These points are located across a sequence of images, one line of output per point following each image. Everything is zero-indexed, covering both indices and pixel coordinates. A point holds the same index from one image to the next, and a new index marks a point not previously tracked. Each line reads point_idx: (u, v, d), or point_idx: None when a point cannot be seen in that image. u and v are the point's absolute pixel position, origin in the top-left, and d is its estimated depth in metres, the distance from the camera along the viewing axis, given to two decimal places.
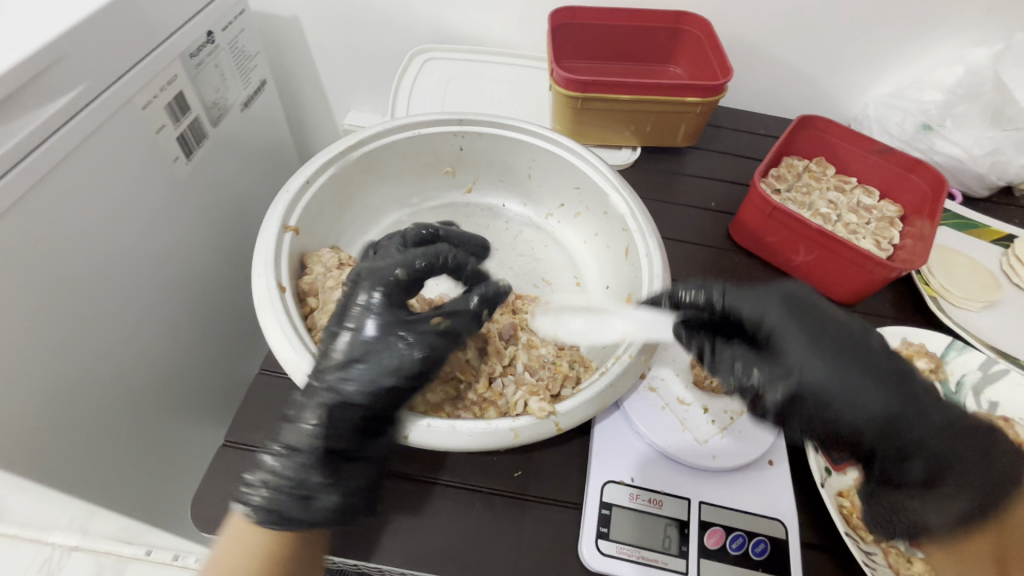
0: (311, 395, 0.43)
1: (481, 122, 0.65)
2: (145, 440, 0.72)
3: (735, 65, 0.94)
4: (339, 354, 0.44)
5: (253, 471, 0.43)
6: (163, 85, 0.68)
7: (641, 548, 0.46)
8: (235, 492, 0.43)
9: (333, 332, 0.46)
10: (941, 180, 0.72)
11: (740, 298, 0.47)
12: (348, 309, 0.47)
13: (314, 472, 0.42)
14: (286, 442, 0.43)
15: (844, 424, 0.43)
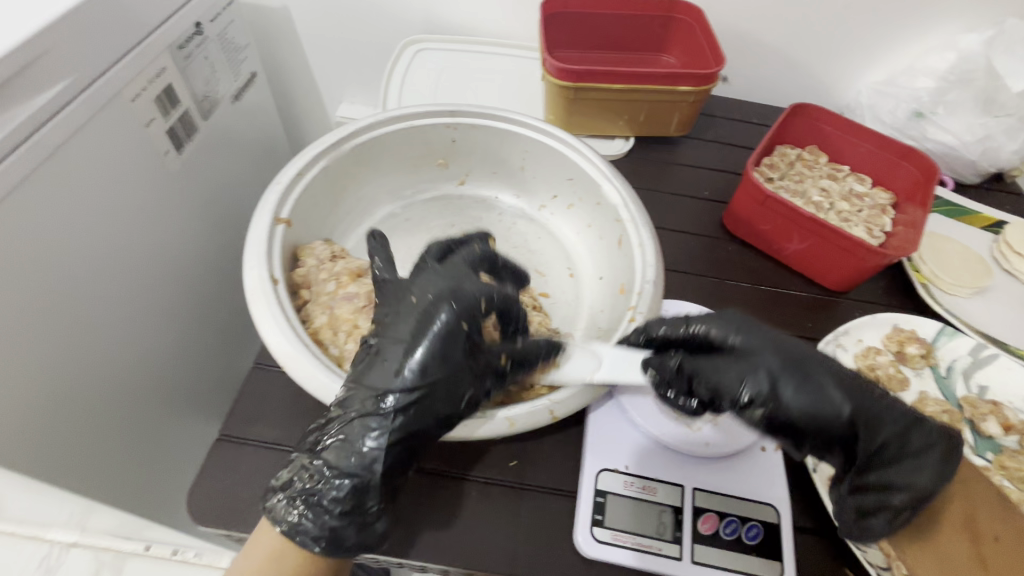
0: (387, 418, 0.41)
1: (474, 113, 0.65)
2: (140, 436, 0.72)
3: (728, 53, 0.94)
4: (410, 380, 0.42)
5: (293, 488, 0.41)
6: (151, 78, 0.67)
7: (635, 535, 0.46)
8: (273, 509, 0.41)
9: (401, 350, 0.43)
10: (932, 168, 0.73)
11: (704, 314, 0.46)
12: (402, 317, 0.44)
13: (372, 497, 0.41)
14: (342, 463, 0.41)
15: (826, 402, 0.41)
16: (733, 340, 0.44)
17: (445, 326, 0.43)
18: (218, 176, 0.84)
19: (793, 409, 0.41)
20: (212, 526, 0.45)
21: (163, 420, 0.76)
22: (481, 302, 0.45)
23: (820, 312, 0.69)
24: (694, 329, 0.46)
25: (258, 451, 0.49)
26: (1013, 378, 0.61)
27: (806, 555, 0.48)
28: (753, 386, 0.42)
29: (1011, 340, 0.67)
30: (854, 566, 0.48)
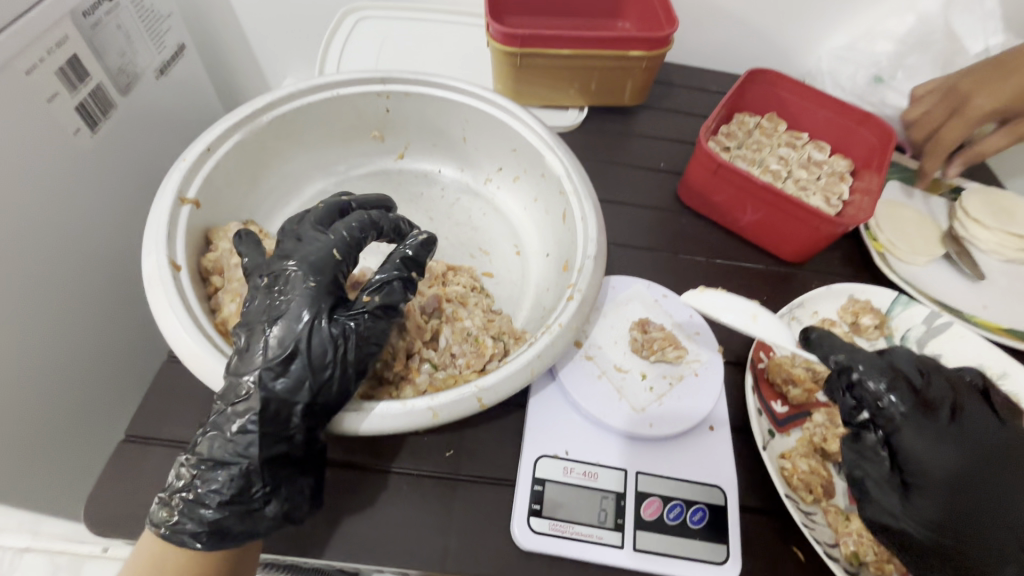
0: (251, 395, 0.38)
1: (407, 80, 0.61)
2: (86, 438, 0.67)
3: (686, 18, 0.90)
4: (273, 349, 0.39)
5: (172, 489, 0.38)
6: (51, 46, 0.59)
7: (574, 524, 0.44)
8: (154, 512, 0.38)
9: (263, 323, 0.40)
10: (889, 133, 0.70)
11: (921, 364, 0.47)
12: (259, 298, 0.42)
13: (256, 480, 0.38)
14: (213, 454, 0.38)
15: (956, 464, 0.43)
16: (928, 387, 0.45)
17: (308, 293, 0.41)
18: (147, 159, 0.77)
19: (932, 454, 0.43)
20: (116, 536, 0.42)
21: (112, 420, 0.71)
22: (333, 254, 0.44)
23: (775, 285, 0.67)
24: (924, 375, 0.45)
25: (169, 452, 0.45)
26: (968, 345, 0.60)
27: (754, 537, 0.46)
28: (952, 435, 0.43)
29: (966, 307, 0.66)
30: (802, 545, 0.46)
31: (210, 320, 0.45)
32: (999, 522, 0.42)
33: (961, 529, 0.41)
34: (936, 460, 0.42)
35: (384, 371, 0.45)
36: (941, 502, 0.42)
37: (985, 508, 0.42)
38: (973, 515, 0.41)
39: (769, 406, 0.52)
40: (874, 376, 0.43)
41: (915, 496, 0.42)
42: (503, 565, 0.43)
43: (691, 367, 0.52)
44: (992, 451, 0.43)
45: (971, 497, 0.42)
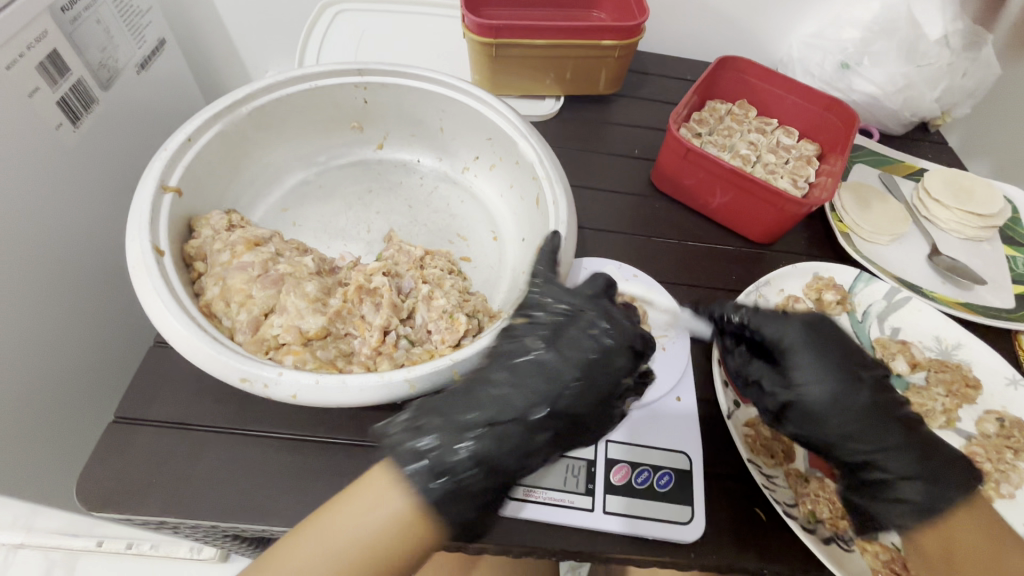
0: (545, 425, 0.40)
1: (383, 72, 0.62)
2: (75, 427, 0.68)
3: (660, 8, 0.92)
4: (573, 390, 0.41)
5: (456, 474, 0.37)
6: (30, 42, 0.59)
7: (547, 489, 0.47)
8: (416, 480, 0.37)
9: (531, 373, 0.41)
10: (853, 117, 0.73)
11: (761, 317, 0.48)
12: (577, 339, 0.43)
13: (496, 489, 0.39)
14: (483, 455, 0.38)
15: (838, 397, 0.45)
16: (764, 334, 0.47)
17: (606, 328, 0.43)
18: (128, 153, 0.78)
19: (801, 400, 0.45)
20: (105, 511, 0.43)
21: (101, 410, 0.73)
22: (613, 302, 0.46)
23: (744, 265, 0.69)
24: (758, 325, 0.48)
25: (156, 430, 0.47)
26: (925, 318, 0.63)
27: (718, 499, 0.49)
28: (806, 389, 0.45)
29: (926, 283, 0.69)
30: (764, 506, 0.49)
31: (194, 302, 0.47)
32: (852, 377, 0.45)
33: (837, 391, 0.45)
34: (792, 341, 0.46)
35: (364, 348, 0.47)
36: (815, 383, 0.45)
37: (836, 374, 0.45)
38: (844, 418, 0.44)
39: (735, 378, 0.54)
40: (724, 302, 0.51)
41: (794, 376, 0.46)
42: (479, 531, 0.45)
43: (661, 341, 0.57)
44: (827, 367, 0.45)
45: (841, 407, 0.44)
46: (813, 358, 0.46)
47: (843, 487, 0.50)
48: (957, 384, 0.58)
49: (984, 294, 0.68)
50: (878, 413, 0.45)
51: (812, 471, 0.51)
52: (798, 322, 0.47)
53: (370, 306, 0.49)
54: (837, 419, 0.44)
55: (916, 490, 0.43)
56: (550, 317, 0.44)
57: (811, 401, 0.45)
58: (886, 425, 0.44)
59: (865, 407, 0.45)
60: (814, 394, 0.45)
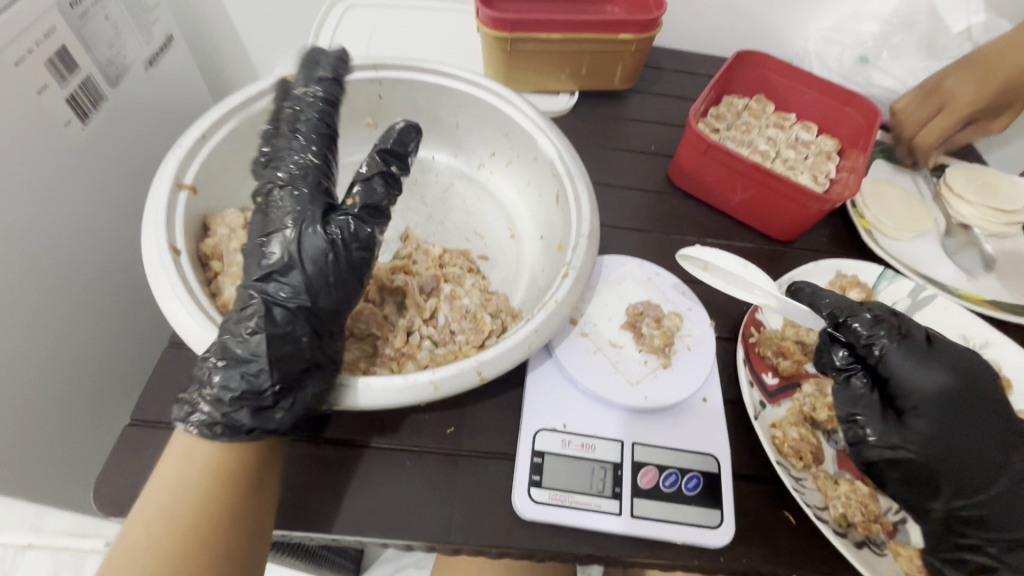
0: (255, 304, 0.40)
1: (398, 67, 0.61)
2: (87, 428, 0.67)
3: (675, 1, 0.90)
4: (273, 259, 0.42)
5: (196, 384, 0.39)
6: (39, 37, 0.58)
7: (574, 493, 0.45)
8: (180, 415, 0.39)
9: (259, 242, 0.43)
10: (875, 112, 0.72)
11: (914, 350, 0.45)
12: (279, 206, 0.44)
13: (268, 384, 0.39)
14: (228, 353, 0.39)
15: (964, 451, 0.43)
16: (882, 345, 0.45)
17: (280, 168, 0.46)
18: (137, 151, 0.77)
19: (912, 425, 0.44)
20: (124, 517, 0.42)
21: (114, 411, 0.72)
22: (311, 162, 0.47)
23: (766, 262, 0.68)
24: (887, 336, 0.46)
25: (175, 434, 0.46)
26: (953, 317, 0.62)
27: (748, 504, 0.48)
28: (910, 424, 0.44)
29: (951, 281, 0.68)
30: (794, 509, 0.48)
31: (211, 303, 0.46)
32: (984, 436, 0.43)
33: (962, 462, 0.43)
34: (921, 381, 0.44)
35: (386, 349, 0.46)
36: (932, 426, 0.43)
37: (969, 428, 0.43)
38: (963, 456, 0.43)
39: (761, 378, 0.54)
40: (861, 313, 0.47)
41: (919, 424, 0.44)
42: (505, 536, 0.44)
43: (684, 342, 0.54)
44: (966, 416, 0.43)
45: (958, 431, 0.43)
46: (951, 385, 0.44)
47: (872, 488, 0.49)
48: None
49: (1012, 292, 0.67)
50: (997, 487, 0.42)
51: (841, 472, 0.50)
52: (946, 376, 0.44)
53: (392, 306, 0.48)
54: (951, 487, 0.43)
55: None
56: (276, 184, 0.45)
57: (929, 445, 0.43)
58: (1012, 509, 0.42)
59: (997, 470, 0.43)
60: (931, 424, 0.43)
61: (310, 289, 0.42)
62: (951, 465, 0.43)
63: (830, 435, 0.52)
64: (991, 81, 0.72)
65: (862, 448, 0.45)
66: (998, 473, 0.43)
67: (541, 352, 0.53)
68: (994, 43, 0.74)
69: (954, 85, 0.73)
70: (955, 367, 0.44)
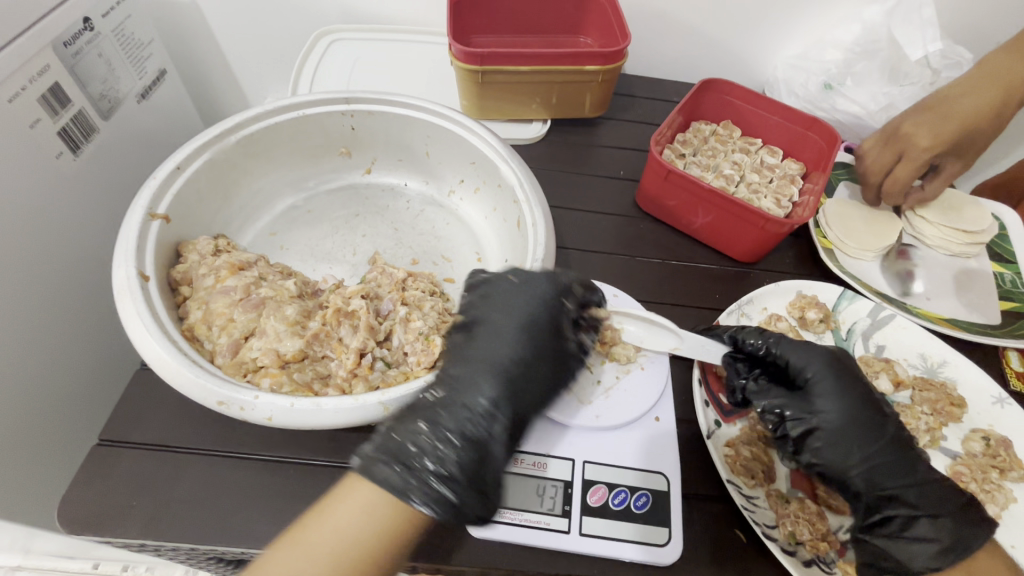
0: (490, 388, 0.43)
1: (370, 100, 0.64)
2: (62, 448, 0.69)
3: (647, 33, 0.94)
4: (501, 351, 0.45)
5: (405, 449, 0.39)
6: (32, 75, 0.62)
7: (523, 511, 0.47)
8: (373, 466, 0.38)
9: (485, 338, 0.46)
10: (834, 136, 0.74)
11: (791, 347, 0.51)
12: (503, 302, 0.48)
13: (474, 463, 0.40)
14: (454, 428, 0.40)
15: (862, 424, 0.47)
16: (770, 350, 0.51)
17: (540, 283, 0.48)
18: (126, 179, 0.80)
19: (817, 419, 0.47)
20: (84, 535, 0.44)
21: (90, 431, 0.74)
22: (536, 280, 0.49)
23: (729, 284, 0.70)
24: (774, 340, 0.51)
25: (139, 453, 0.48)
26: (911, 336, 0.63)
27: (697, 523, 0.49)
28: (816, 417, 0.47)
29: (914, 301, 0.69)
30: (745, 528, 0.49)
31: (177, 326, 0.48)
32: (872, 408, 0.48)
33: (863, 419, 0.47)
34: (807, 362, 0.50)
35: (341, 371, 0.48)
36: (832, 397, 0.48)
37: (860, 391, 0.48)
38: (864, 434, 0.47)
39: (716, 398, 0.55)
40: (749, 329, 0.54)
41: (818, 397, 0.48)
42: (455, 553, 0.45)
43: (638, 362, 0.57)
44: (853, 394, 0.48)
45: (860, 414, 0.47)
46: (832, 367, 0.49)
47: (822, 509, 0.49)
48: (941, 403, 0.57)
49: (972, 312, 0.68)
50: (890, 435, 0.47)
51: (794, 491, 0.51)
52: (824, 349, 0.50)
53: (348, 329, 0.50)
54: (860, 446, 0.46)
55: (940, 525, 0.44)
56: (513, 284, 0.48)
57: (834, 414, 0.47)
58: (906, 462, 0.46)
59: (891, 438, 0.47)
60: (833, 408, 0.48)
61: (536, 384, 0.45)
62: (855, 446, 0.46)
63: None
64: (948, 131, 0.71)
65: (784, 433, 0.49)
66: (889, 427, 0.47)
67: None
68: (943, 92, 0.74)
69: (913, 130, 0.73)
70: (830, 350, 0.50)
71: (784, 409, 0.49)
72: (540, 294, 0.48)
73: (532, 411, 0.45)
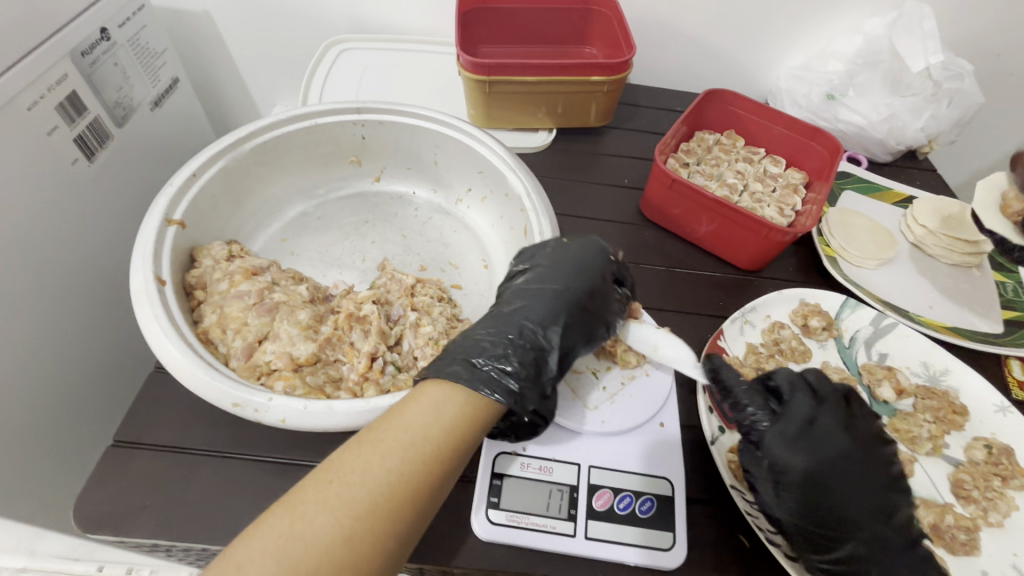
0: (548, 319, 0.48)
1: (380, 109, 0.66)
2: (73, 450, 0.70)
3: (651, 43, 0.95)
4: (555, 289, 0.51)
5: (488, 353, 0.45)
6: (51, 84, 0.64)
7: (529, 514, 0.47)
8: (459, 370, 0.43)
9: (542, 281, 0.52)
10: (836, 147, 0.75)
11: (781, 434, 0.47)
12: (555, 253, 0.54)
13: (541, 371, 0.46)
14: (526, 339, 0.46)
15: (811, 529, 0.45)
16: (759, 427, 0.47)
17: (583, 238, 0.55)
18: (138, 184, 0.81)
19: (773, 509, 0.46)
20: (99, 534, 0.44)
21: (100, 433, 0.75)
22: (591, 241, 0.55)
23: (732, 291, 0.71)
24: (765, 419, 0.47)
25: (153, 455, 0.48)
26: (913, 344, 0.64)
27: (702, 528, 0.49)
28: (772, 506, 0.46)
29: (916, 309, 0.70)
30: (748, 533, 0.49)
31: (192, 330, 0.49)
32: (847, 516, 0.45)
33: (815, 522, 0.45)
34: (795, 457, 0.46)
35: (352, 375, 0.49)
36: (795, 493, 0.45)
37: (843, 494, 0.45)
38: (818, 533, 0.45)
39: (720, 404, 0.56)
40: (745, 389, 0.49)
41: (783, 492, 0.46)
42: (461, 555, 0.46)
43: (643, 368, 0.57)
44: (825, 496, 0.45)
45: (824, 515, 0.45)
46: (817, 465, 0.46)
47: None
48: (943, 411, 0.58)
49: (973, 320, 0.69)
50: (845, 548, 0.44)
51: None
52: (817, 449, 0.46)
53: (359, 333, 0.51)
54: (805, 543, 0.45)
55: None
56: (564, 242, 0.55)
57: (793, 511, 0.45)
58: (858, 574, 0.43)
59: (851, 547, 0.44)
60: (794, 504, 0.45)
61: (584, 326, 0.50)
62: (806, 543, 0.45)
63: None
64: None
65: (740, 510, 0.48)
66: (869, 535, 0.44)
67: None
68: None
69: None
70: (823, 447, 0.46)
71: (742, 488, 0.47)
72: (589, 251, 0.54)
73: (582, 338, 0.50)
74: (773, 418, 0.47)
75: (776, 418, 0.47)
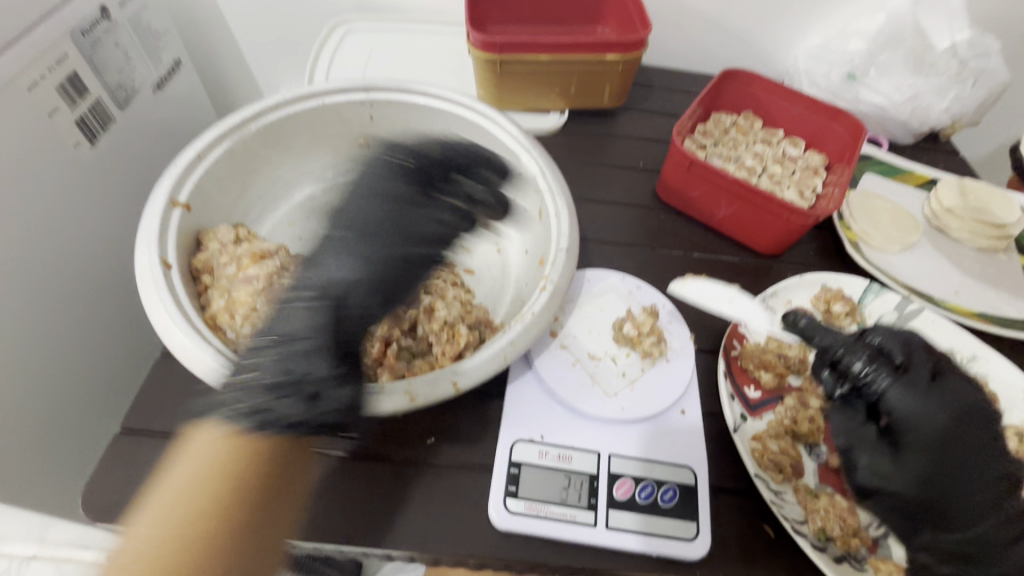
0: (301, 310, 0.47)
1: (389, 89, 0.64)
2: (81, 438, 0.69)
3: (665, 22, 0.93)
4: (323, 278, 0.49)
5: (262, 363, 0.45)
6: (51, 64, 0.62)
7: (549, 504, 0.46)
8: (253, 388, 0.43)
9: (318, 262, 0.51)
10: (860, 128, 0.73)
11: (902, 394, 0.47)
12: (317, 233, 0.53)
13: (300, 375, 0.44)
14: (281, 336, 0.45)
15: (941, 490, 0.44)
16: (876, 388, 0.47)
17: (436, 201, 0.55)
18: (140, 168, 0.80)
19: (899, 468, 0.46)
20: (109, 523, 0.43)
21: (108, 421, 0.74)
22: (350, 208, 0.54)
23: (752, 276, 0.69)
24: (883, 380, 0.47)
25: (162, 443, 0.47)
26: (939, 330, 0.62)
27: (725, 518, 0.48)
28: (897, 466, 0.46)
29: (942, 294, 0.68)
30: (773, 523, 0.48)
31: (200, 315, 0.48)
32: (976, 478, 0.44)
33: (948, 484, 0.44)
34: (922, 416, 0.46)
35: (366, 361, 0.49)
36: (923, 454, 0.45)
37: (968, 459, 0.45)
38: (948, 495, 0.44)
39: (742, 391, 0.54)
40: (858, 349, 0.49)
41: (906, 454, 0.46)
42: (479, 545, 0.45)
43: (663, 355, 0.55)
44: (953, 457, 0.45)
45: (953, 475, 0.44)
46: (949, 422, 0.46)
47: (853, 504, 0.48)
48: None
49: (999, 305, 0.67)
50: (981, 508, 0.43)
51: (822, 486, 0.49)
52: (944, 408, 0.46)
53: (373, 319, 0.51)
54: (936, 507, 0.44)
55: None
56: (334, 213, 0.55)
57: (919, 473, 0.45)
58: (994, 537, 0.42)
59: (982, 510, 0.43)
60: (921, 465, 0.45)
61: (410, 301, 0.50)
62: (935, 507, 0.44)
63: (812, 448, 0.52)
64: None
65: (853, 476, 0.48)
66: (999, 507, 0.43)
67: (539, 391, 0.53)
68: None
69: None
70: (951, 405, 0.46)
71: (859, 450, 0.47)
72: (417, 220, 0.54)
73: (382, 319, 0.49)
74: (890, 377, 0.47)
75: (894, 377, 0.47)
